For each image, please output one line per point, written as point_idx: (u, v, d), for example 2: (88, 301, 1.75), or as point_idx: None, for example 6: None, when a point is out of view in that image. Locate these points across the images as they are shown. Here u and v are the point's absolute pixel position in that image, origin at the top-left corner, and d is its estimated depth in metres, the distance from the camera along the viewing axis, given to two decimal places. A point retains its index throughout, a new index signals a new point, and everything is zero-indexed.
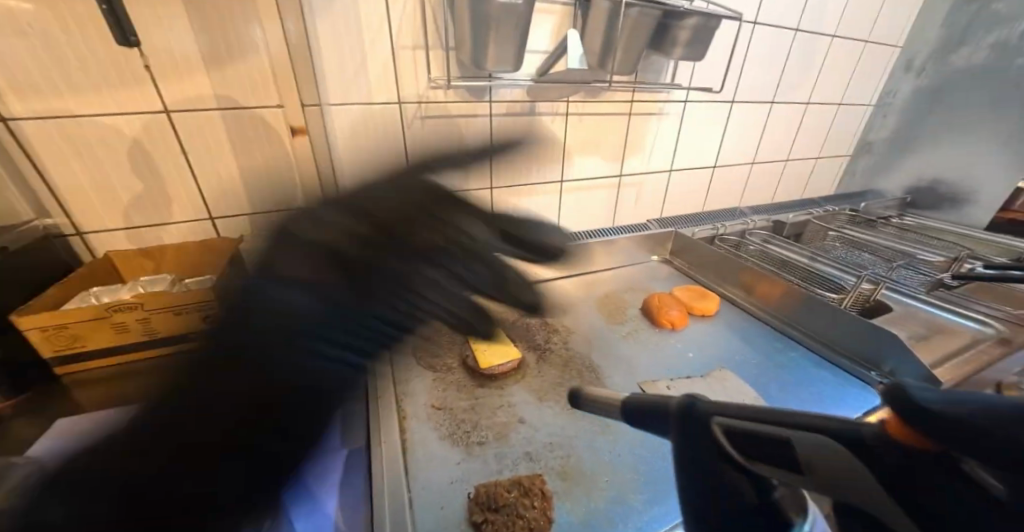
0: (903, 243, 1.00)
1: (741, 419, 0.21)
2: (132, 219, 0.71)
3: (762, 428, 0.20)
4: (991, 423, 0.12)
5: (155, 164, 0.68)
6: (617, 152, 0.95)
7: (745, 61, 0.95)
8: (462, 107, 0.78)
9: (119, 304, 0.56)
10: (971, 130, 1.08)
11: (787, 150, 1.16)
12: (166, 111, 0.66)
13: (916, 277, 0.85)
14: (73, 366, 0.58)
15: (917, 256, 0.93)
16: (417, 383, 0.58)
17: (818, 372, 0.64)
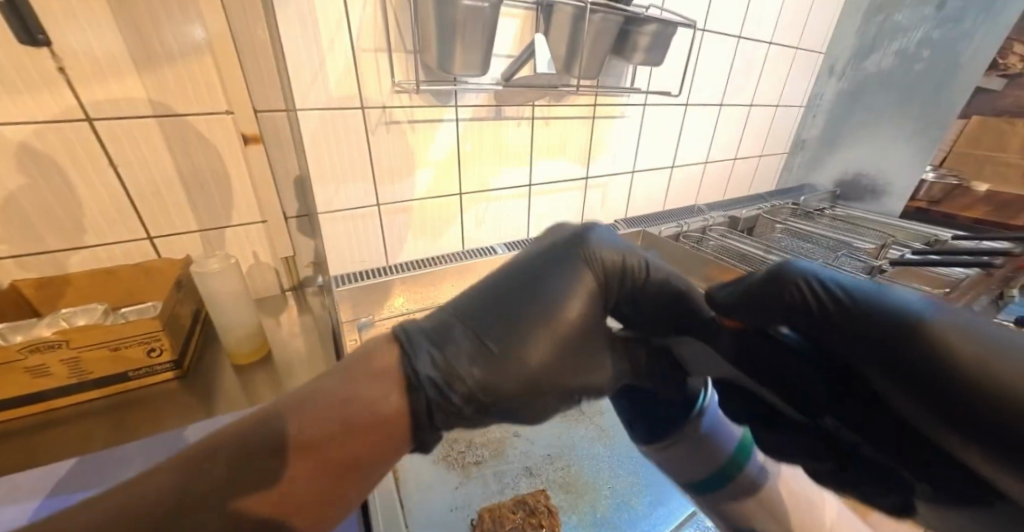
0: (840, 233, 1.09)
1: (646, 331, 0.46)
2: (48, 244, 0.61)
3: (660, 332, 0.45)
4: (762, 295, 0.41)
5: (75, 179, 0.59)
6: (582, 155, 0.96)
7: (696, 66, 1.00)
8: (427, 114, 0.74)
9: (39, 343, 0.47)
10: (881, 128, 1.20)
11: (735, 150, 1.24)
12: (87, 118, 0.57)
13: (855, 263, 0.93)
14: None
15: (854, 244, 1.02)
16: None
17: None
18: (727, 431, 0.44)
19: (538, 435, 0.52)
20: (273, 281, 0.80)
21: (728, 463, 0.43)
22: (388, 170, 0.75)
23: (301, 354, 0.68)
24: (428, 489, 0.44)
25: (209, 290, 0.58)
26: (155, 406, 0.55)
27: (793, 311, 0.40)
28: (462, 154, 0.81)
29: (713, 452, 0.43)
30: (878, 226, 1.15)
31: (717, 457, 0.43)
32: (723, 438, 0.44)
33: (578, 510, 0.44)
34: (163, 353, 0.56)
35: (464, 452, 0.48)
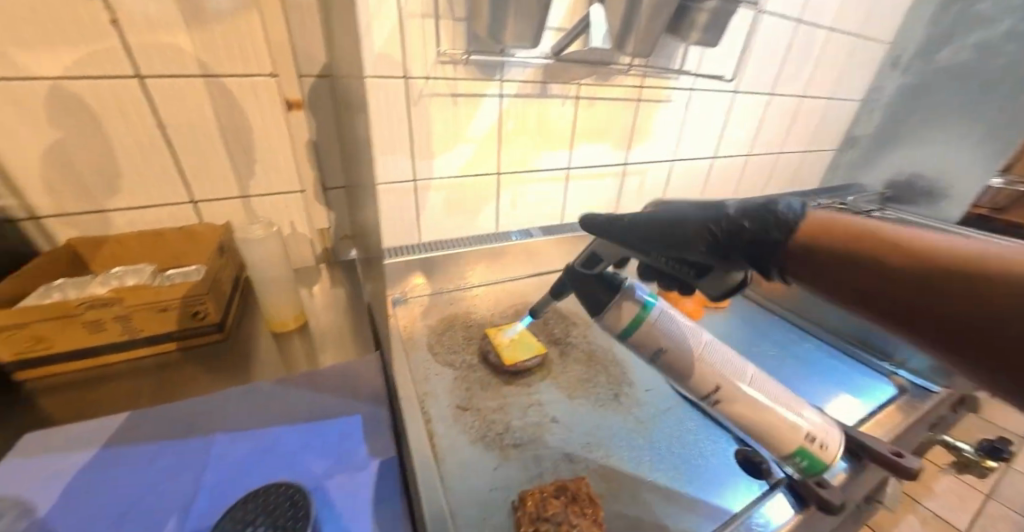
0: None
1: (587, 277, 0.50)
2: (99, 202, 0.62)
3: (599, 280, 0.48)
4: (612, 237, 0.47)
5: (124, 137, 0.60)
6: (623, 139, 0.93)
7: (751, 50, 0.94)
8: (471, 87, 0.71)
9: (92, 301, 0.48)
10: None
11: (781, 143, 1.17)
12: (137, 75, 0.57)
13: None
14: (39, 370, 0.51)
15: None
16: (438, 382, 0.54)
17: (835, 364, 0.64)
18: (633, 291, 0.46)
19: (575, 422, 0.51)
20: (308, 252, 0.80)
21: (636, 320, 0.45)
22: (428, 145, 0.74)
23: (335, 327, 0.68)
24: (467, 469, 0.43)
25: (251, 256, 0.57)
26: (199, 368, 0.56)
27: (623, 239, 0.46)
28: (504, 131, 0.78)
29: (620, 310, 0.46)
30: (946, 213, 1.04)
31: (623, 315, 0.46)
32: (627, 298, 0.46)
33: (619, 502, 0.43)
34: (207, 316, 0.56)
35: (501, 434, 0.47)
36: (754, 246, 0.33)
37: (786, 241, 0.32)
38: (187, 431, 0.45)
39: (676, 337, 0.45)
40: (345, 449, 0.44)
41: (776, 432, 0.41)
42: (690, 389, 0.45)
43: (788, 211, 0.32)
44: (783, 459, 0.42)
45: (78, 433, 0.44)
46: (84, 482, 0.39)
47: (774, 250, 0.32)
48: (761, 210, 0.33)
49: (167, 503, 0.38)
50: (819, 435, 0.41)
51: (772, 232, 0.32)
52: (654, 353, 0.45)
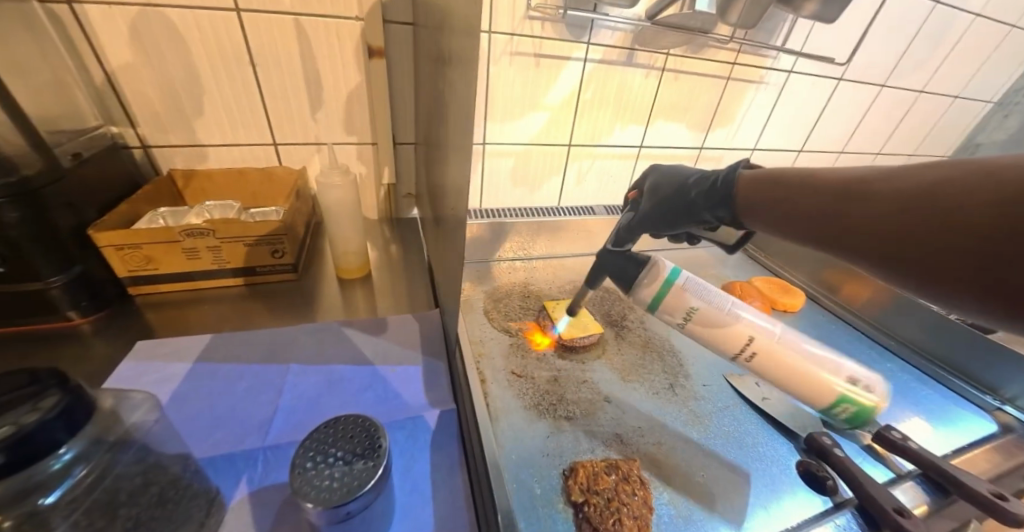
0: None
1: (612, 257, 0.50)
2: (197, 138, 0.66)
3: (625, 259, 0.49)
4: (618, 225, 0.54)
5: (222, 72, 0.62)
6: (705, 120, 0.86)
7: (871, 30, 0.82)
8: (556, 48, 0.68)
9: (192, 229, 0.52)
10: None
11: (881, 143, 1.05)
12: (237, 10, 0.58)
13: None
14: (145, 288, 0.56)
15: None
16: (494, 346, 0.54)
17: (922, 389, 0.58)
18: (657, 262, 0.47)
19: (628, 405, 0.50)
20: (373, 205, 0.83)
21: (662, 289, 0.46)
22: (502, 108, 0.72)
23: (396, 279, 0.70)
24: (519, 431, 0.43)
25: (328, 201, 0.59)
26: (276, 303, 0.60)
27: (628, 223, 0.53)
28: (581, 100, 0.75)
29: (647, 280, 0.47)
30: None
31: (651, 284, 0.47)
32: (653, 270, 0.47)
33: (670, 491, 0.41)
34: (285, 255, 0.60)
35: (554, 405, 0.47)
36: (717, 207, 0.45)
37: (732, 197, 0.44)
38: (265, 358, 0.48)
39: (705, 301, 0.45)
40: (406, 395, 0.45)
41: (818, 384, 0.42)
42: (722, 351, 0.46)
43: (731, 175, 0.44)
44: (828, 410, 0.43)
45: (178, 347, 0.49)
46: (181, 390, 0.43)
47: (728, 208, 0.45)
48: (712, 180, 0.46)
49: (249, 419, 0.41)
50: (861, 380, 0.43)
51: (722, 195, 0.44)
52: (683, 319, 0.46)
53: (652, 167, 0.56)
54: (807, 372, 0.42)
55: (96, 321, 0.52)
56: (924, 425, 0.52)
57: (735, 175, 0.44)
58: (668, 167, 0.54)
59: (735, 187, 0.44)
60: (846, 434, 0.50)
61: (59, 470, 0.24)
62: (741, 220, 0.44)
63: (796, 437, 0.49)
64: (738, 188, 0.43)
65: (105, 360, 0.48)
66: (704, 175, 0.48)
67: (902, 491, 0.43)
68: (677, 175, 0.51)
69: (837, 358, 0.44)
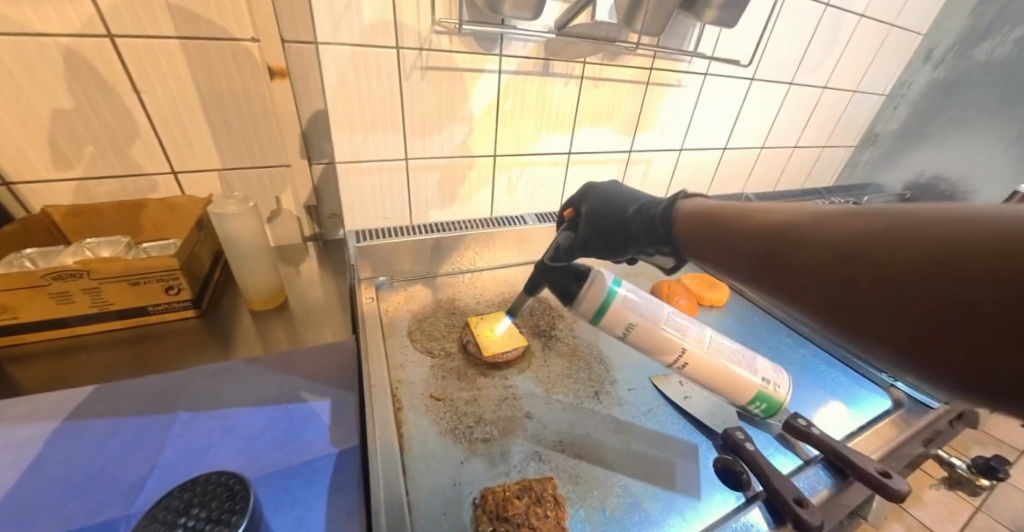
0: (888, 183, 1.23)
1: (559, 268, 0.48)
2: (76, 171, 0.60)
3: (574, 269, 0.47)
4: (555, 248, 0.50)
5: (99, 100, 0.57)
6: (630, 125, 0.88)
7: (772, 34, 0.88)
8: (468, 62, 0.67)
9: (60, 271, 0.47)
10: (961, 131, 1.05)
11: (797, 137, 1.11)
12: (109, 35, 0.54)
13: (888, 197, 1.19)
14: (8, 339, 0.50)
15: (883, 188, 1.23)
16: (413, 370, 0.52)
17: (831, 373, 0.61)
18: (599, 274, 0.45)
19: (550, 419, 0.49)
20: (294, 229, 0.79)
21: (603, 303, 0.44)
22: (420, 123, 0.70)
23: (317, 306, 0.66)
24: (431, 462, 0.42)
25: (226, 232, 0.55)
26: (174, 344, 0.55)
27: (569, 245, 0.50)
28: (502, 111, 0.75)
29: (588, 295, 0.44)
30: (891, 187, 1.21)
31: (591, 300, 0.44)
32: (594, 284, 0.45)
33: (586, 505, 0.41)
34: (181, 291, 0.55)
35: (472, 428, 0.46)
36: (657, 242, 0.41)
37: (671, 233, 0.40)
38: (148, 409, 0.44)
39: (643, 314, 0.45)
40: (309, 436, 0.42)
41: (738, 385, 0.45)
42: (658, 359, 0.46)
43: (669, 211, 0.40)
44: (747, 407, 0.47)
45: (40, 405, 0.43)
46: (39, 457, 0.38)
47: (669, 242, 0.40)
48: (650, 213, 0.42)
49: (119, 483, 0.37)
50: (772, 381, 0.46)
51: (661, 229, 0.40)
52: (623, 332, 0.45)
53: (588, 187, 0.51)
54: (730, 374, 0.45)
55: None
56: (829, 409, 0.54)
57: (671, 211, 0.40)
58: (605, 189, 0.50)
59: (673, 222, 0.40)
60: (761, 425, 0.51)
61: None
62: (682, 258, 0.40)
63: (714, 434, 0.50)
64: (676, 226, 0.39)
65: None
66: (644, 205, 0.44)
67: (806, 477, 0.44)
68: (615, 204, 0.47)
69: (757, 357, 0.47)
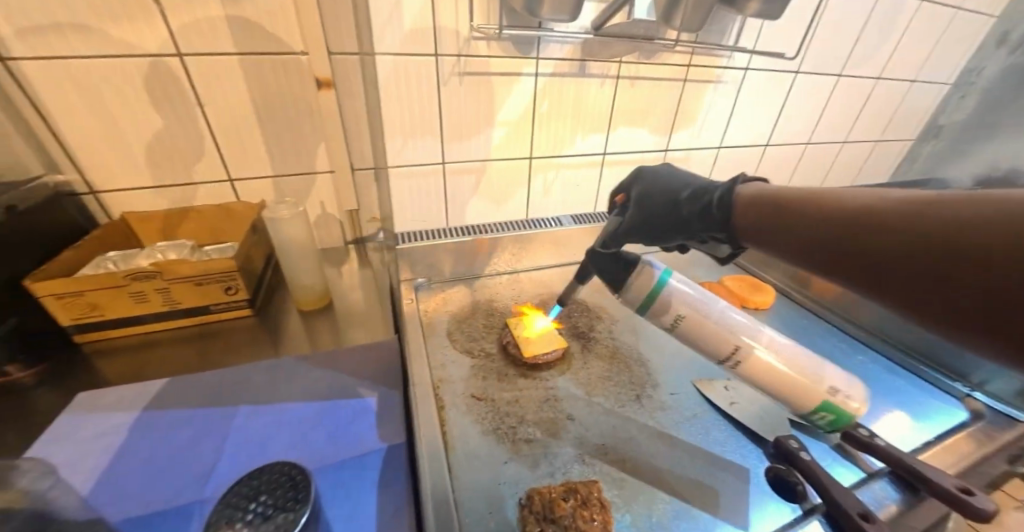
0: None
1: (608, 254, 0.47)
2: (148, 180, 0.65)
3: (625, 256, 0.47)
4: (604, 232, 0.49)
5: (168, 113, 0.62)
6: (666, 123, 0.86)
7: (819, 25, 0.84)
8: (505, 66, 0.68)
9: (138, 272, 0.51)
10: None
11: (846, 132, 1.05)
12: (179, 54, 0.58)
13: None
14: (94, 335, 0.55)
15: None
16: (454, 369, 0.53)
17: (895, 382, 0.57)
18: (647, 264, 0.45)
19: (592, 421, 0.49)
20: (338, 232, 0.82)
21: (652, 291, 0.45)
22: (458, 128, 0.72)
23: (360, 306, 0.69)
24: (475, 461, 0.42)
25: (279, 235, 0.58)
26: (233, 341, 0.59)
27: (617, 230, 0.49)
28: (537, 113, 0.75)
29: (636, 282, 0.45)
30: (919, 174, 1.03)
31: (639, 287, 0.45)
32: (642, 273, 0.45)
33: (631, 510, 0.40)
34: (239, 292, 0.58)
35: (515, 428, 0.46)
36: (713, 230, 0.41)
37: (731, 220, 0.39)
38: (213, 401, 0.47)
39: (693, 306, 0.45)
40: (359, 431, 0.44)
41: (800, 391, 0.42)
42: (710, 356, 0.45)
43: (728, 196, 0.40)
44: (811, 416, 0.43)
45: (121, 396, 0.47)
46: (120, 443, 0.42)
47: (726, 229, 0.40)
48: (706, 198, 0.41)
49: (189, 469, 0.39)
50: (842, 391, 0.42)
51: (719, 216, 0.40)
52: (672, 323, 0.45)
53: (639, 170, 0.50)
54: (786, 376, 0.42)
55: (41, 374, 0.51)
56: (900, 420, 0.51)
57: (731, 196, 0.40)
58: (655, 172, 0.48)
59: (732, 208, 0.39)
60: (816, 435, 0.48)
61: None
62: (738, 245, 0.40)
63: (765, 442, 0.47)
64: (737, 212, 0.39)
65: (52, 415, 0.47)
66: (698, 190, 0.43)
67: (871, 491, 0.41)
68: (666, 189, 0.45)
69: (827, 364, 0.44)
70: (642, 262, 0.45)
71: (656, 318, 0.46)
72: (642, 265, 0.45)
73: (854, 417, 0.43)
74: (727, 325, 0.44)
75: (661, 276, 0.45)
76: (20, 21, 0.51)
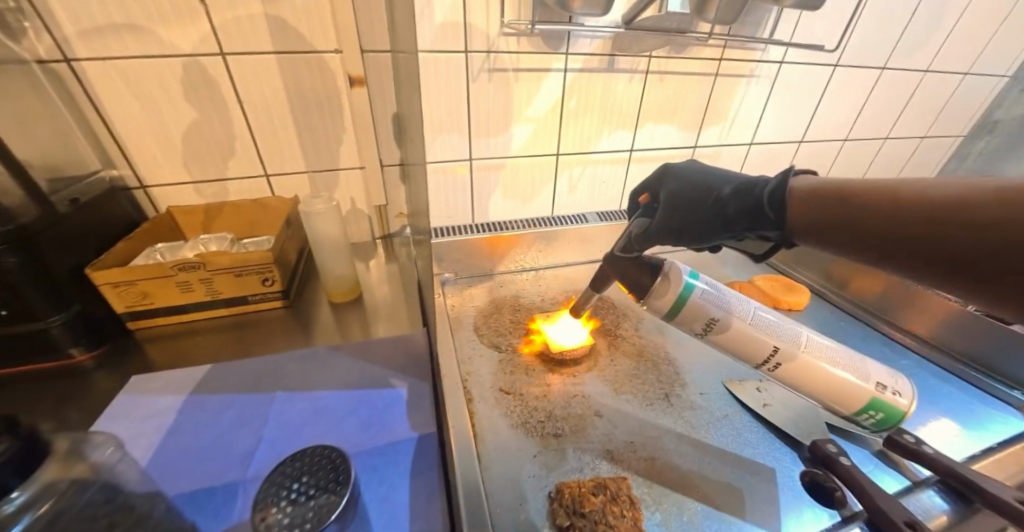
0: None
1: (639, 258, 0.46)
2: (191, 174, 0.68)
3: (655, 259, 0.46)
4: (634, 235, 0.48)
5: (212, 110, 0.64)
6: (696, 119, 0.84)
7: (861, 16, 0.80)
8: (535, 61, 0.68)
9: (184, 263, 0.53)
10: None
11: (888, 128, 1.01)
12: (222, 54, 0.61)
13: None
14: (145, 322, 0.58)
15: None
16: (482, 362, 0.54)
17: (945, 388, 0.54)
18: (671, 269, 0.45)
19: (620, 419, 0.48)
20: (366, 227, 0.84)
21: (678, 297, 0.43)
22: (486, 124, 0.72)
23: (389, 300, 0.70)
24: (505, 453, 0.42)
25: (314, 229, 0.60)
26: (270, 330, 0.61)
27: (650, 231, 0.47)
28: (565, 109, 0.75)
29: (660, 289, 0.44)
30: None
31: (664, 294, 0.44)
32: (668, 277, 0.44)
33: (662, 509, 0.39)
34: (275, 283, 0.61)
35: (543, 423, 0.46)
36: (760, 227, 0.40)
37: (782, 217, 0.38)
38: (254, 387, 0.49)
39: (725, 309, 0.43)
40: (391, 420, 0.45)
41: (848, 391, 0.41)
42: (745, 359, 0.44)
43: (779, 191, 0.38)
44: (857, 416, 0.43)
45: (170, 380, 0.50)
46: (170, 423, 0.44)
47: (776, 225, 0.39)
48: (754, 194, 0.40)
49: (232, 450, 0.41)
50: (889, 386, 0.42)
51: (768, 212, 0.39)
52: (703, 329, 0.44)
53: (668, 168, 0.49)
54: (829, 376, 0.42)
55: (97, 357, 0.54)
56: (951, 427, 0.48)
57: (783, 192, 0.38)
58: (687, 170, 0.47)
59: (783, 203, 0.38)
60: (855, 441, 0.47)
61: (10, 514, 0.23)
62: (789, 243, 0.40)
63: (801, 446, 0.46)
64: (790, 210, 0.38)
65: (107, 395, 0.50)
66: (743, 185, 0.41)
67: (917, 500, 0.40)
68: (704, 188, 0.44)
69: (863, 359, 0.43)
70: (667, 265, 0.45)
71: (685, 325, 0.45)
72: (666, 267, 0.45)
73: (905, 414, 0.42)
74: (759, 327, 0.43)
75: (687, 278, 0.44)
76: (82, 24, 0.54)
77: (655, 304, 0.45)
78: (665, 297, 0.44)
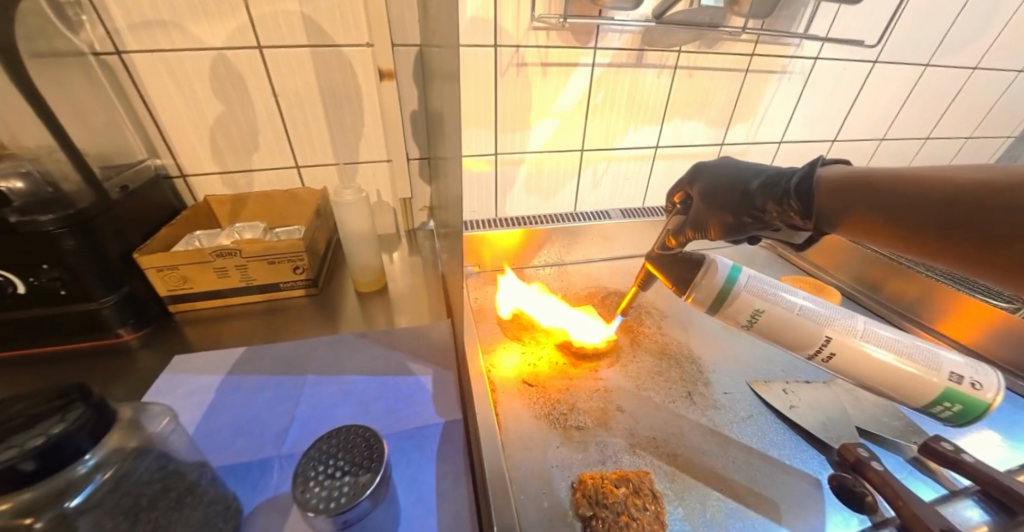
0: None
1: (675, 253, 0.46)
2: (228, 164, 0.71)
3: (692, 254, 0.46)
4: (668, 234, 0.49)
5: (248, 102, 0.66)
6: (724, 115, 0.83)
7: (904, 10, 0.77)
8: (562, 56, 0.68)
9: (221, 249, 0.56)
10: None
11: (929, 128, 0.97)
12: (260, 47, 0.63)
13: None
14: (184, 305, 0.60)
15: None
16: (505, 354, 0.54)
17: None
18: (713, 262, 0.44)
19: (643, 415, 0.48)
20: (391, 219, 0.85)
21: (723, 289, 0.43)
22: (512, 118, 0.72)
23: (413, 290, 0.72)
24: (528, 443, 0.43)
25: (343, 219, 0.62)
26: (299, 317, 0.63)
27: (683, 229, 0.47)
28: (592, 104, 0.74)
29: (703, 283, 0.43)
30: None
31: (708, 288, 0.43)
32: (711, 270, 0.44)
33: (685, 505, 0.39)
34: (305, 271, 0.63)
35: (566, 415, 0.47)
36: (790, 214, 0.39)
37: (809, 204, 0.37)
38: (286, 369, 0.50)
39: (770, 301, 0.43)
40: (417, 407, 0.46)
41: (910, 382, 0.40)
42: (798, 350, 0.44)
43: (807, 180, 0.38)
44: (929, 407, 0.41)
45: (208, 360, 0.52)
46: (209, 401, 0.46)
47: (804, 213, 0.38)
48: (782, 185, 0.40)
49: (268, 428, 0.43)
50: (963, 373, 0.39)
51: (794, 202, 0.38)
52: (750, 320, 0.44)
53: (699, 167, 0.49)
54: (885, 366, 0.40)
55: (142, 336, 0.57)
56: (994, 438, 0.47)
57: (810, 181, 0.37)
58: (719, 165, 0.47)
59: (811, 192, 0.37)
60: (888, 447, 0.45)
61: (83, 475, 0.25)
62: (822, 232, 0.39)
63: (830, 449, 0.45)
64: (818, 200, 0.37)
65: (150, 373, 0.52)
66: (772, 178, 0.41)
67: (957, 509, 0.39)
68: (734, 181, 0.44)
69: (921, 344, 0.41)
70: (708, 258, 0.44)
71: (733, 317, 0.44)
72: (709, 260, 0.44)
73: (988, 407, 0.39)
74: (811, 315, 0.42)
75: (733, 271, 0.43)
76: (132, 17, 0.57)
77: (700, 297, 0.44)
78: (712, 288, 0.43)
